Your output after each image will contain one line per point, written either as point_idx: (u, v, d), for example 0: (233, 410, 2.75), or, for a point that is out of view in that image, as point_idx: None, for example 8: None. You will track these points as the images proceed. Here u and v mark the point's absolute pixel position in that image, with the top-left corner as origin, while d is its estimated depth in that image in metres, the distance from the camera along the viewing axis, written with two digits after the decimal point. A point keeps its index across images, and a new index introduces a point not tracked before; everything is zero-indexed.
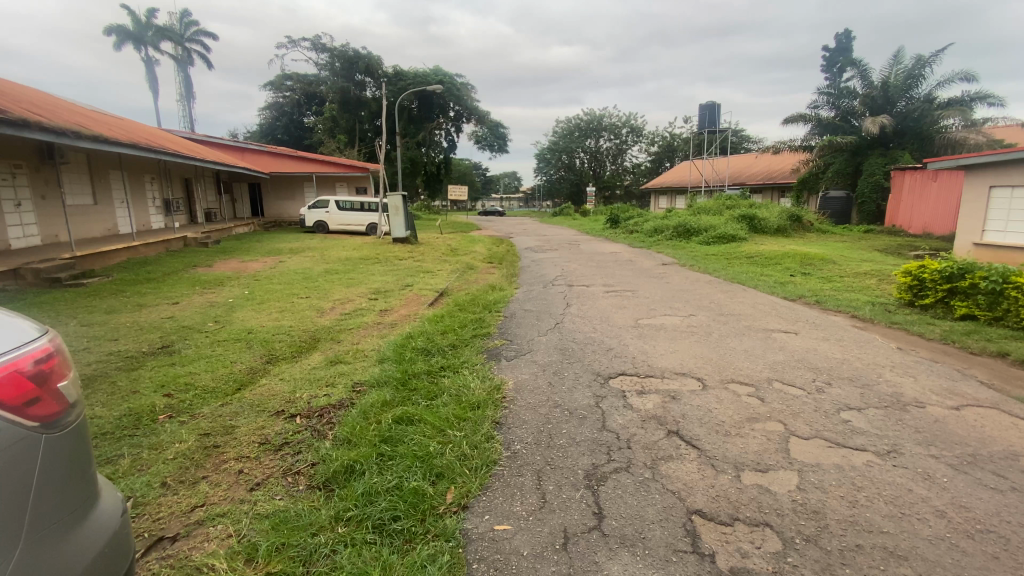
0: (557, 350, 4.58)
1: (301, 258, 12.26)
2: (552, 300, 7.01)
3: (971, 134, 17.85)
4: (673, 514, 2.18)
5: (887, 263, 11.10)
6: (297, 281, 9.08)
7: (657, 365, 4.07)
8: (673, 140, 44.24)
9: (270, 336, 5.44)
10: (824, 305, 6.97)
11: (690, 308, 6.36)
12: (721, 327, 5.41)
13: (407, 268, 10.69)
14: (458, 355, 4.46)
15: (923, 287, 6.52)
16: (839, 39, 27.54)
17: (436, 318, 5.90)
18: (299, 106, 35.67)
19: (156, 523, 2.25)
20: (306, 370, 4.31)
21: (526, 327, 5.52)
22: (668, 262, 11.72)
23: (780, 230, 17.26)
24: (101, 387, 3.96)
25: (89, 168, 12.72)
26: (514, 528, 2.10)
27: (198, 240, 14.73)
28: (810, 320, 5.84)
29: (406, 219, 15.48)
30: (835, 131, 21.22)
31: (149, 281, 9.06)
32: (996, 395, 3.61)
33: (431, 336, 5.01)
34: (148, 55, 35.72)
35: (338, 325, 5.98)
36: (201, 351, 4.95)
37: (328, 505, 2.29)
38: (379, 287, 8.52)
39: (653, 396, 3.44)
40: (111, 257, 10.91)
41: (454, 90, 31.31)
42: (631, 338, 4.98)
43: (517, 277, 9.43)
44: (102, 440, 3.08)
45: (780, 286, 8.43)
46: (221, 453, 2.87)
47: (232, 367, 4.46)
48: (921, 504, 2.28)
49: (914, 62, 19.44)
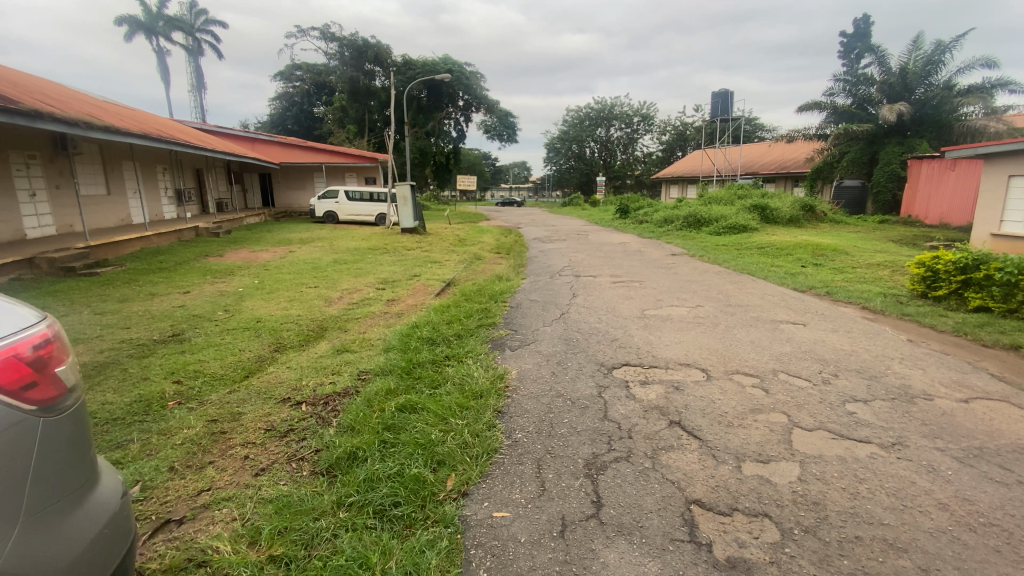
0: (562, 340, 4.58)
1: (311, 248, 12.37)
2: (559, 290, 7.00)
3: (992, 121, 17.42)
4: (672, 504, 2.18)
5: (901, 253, 10.93)
6: (305, 271, 9.16)
7: (661, 356, 4.06)
8: (685, 129, 43.74)
9: (278, 325, 5.51)
10: (835, 297, 6.87)
11: (697, 299, 6.31)
12: (729, 318, 5.35)
13: (415, 258, 10.75)
14: (463, 344, 4.49)
15: (936, 278, 6.44)
16: (857, 24, 26.89)
17: (443, 307, 5.93)
18: (309, 96, 35.65)
19: (163, 506, 2.31)
20: (312, 359, 4.37)
21: (531, 317, 5.53)
22: (678, 252, 11.67)
23: (792, 220, 17.06)
24: (113, 374, 4.05)
25: (101, 159, 12.89)
26: (512, 515, 2.12)
27: (209, 231, 14.88)
28: (818, 311, 5.79)
29: (414, 209, 15.48)
30: (850, 119, 20.74)
31: (161, 271, 9.20)
32: (1006, 388, 3.56)
33: (437, 326, 5.06)
34: (159, 45, 35.84)
35: (346, 314, 6.03)
36: (211, 339, 5.02)
37: (330, 491, 2.33)
38: (386, 278, 8.54)
39: (656, 387, 3.43)
40: (124, 247, 11.08)
41: (465, 79, 31.05)
42: (636, 328, 4.99)
43: (524, 268, 9.43)
44: (113, 425, 3.17)
45: (790, 277, 8.34)
46: (227, 438, 2.92)
47: (241, 355, 4.52)
48: (925, 497, 2.26)
49: (933, 48, 18.92)
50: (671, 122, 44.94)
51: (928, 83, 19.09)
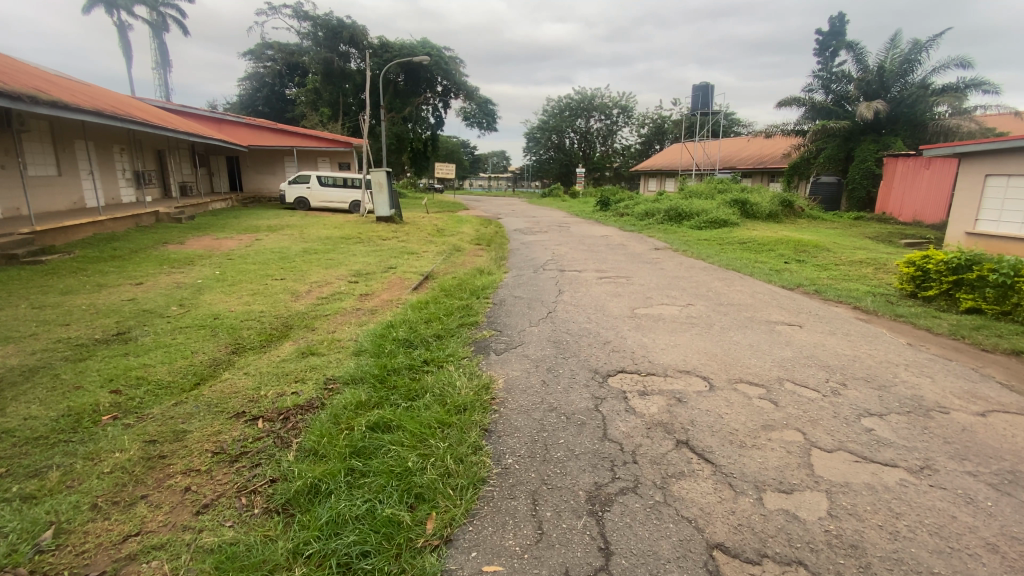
0: (551, 342, 4.23)
1: (279, 236, 11.73)
2: (543, 286, 6.65)
3: (964, 121, 17.77)
4: (692, 550, 1.87)
5: (880, 251, 10.96)
6: (272, 261, 8.60)
7: (658, 362, 3.74)
8: (663, 122, 43.77)
9: (238, 323, 5.03)
10: (825, 296, 6.69)
11: (687, 297, 6.03)
12: (722, 318, 5.08)
13: (390, 249, 10.25)
14: (443, 347, 4.11)
15: (926, 278, 6.35)
16: (833, 23, 27.17)
17: (421, 304, 5.52)
18: (281, 77, 34.31)
19: (79, 558, 1.92)
20: (274, 363, 3.94)
21: (516, 315, 5.17)
22: (660, 246, 11.47)
23: (771, 215, 17.08)
24: (42, 381, 3.53)
25: (51, 137, 11.97)
26: (506, 570, 1.77)
27: (171, 216, 14.09)
28: (813, 311, 5.60)
29: (390, 197, 14.89)
30: (828, 115, 20.87)
31: (113, 259, 8.51)
32: (1020, 399, 3.37)
33: (415, 325, 4.67)
34: (121, 19, 34.03)
35: (314, 310, 5.57)
36: (162, 339, 4.51)
37: (285, 536, 1.95)
38: (360, 270, 8.04)
39: (656, 398, 3.12)
40: (75, 232, 10.30)
41: (443, 64, 30.18)
42: (628, 329, 4.68)
43: (505, 261, 9.06)
44: (31, 447, 2.70)
45: (776, 274, 8.18)
46: (166, 465, 2.49)
47: (193, 358, 4.05)
48: (970, 536, 2.00)
49: (910, 46, 19.09)
50: (650, 114, 44.81)
51: (904, 81, 19.29)
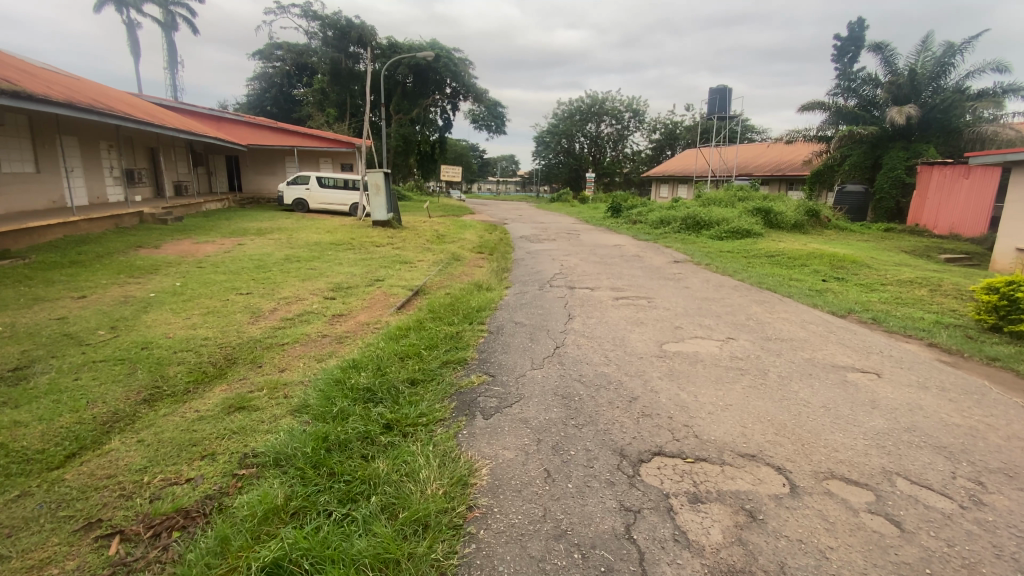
0: (559, 399, 3.18)
1: (265, 241, 10.78)
2: (550, 308, 5.64)
3: (1005, 129, 16.49)
4: None
5: (925, 269, 9.81)
6: (246, 270, 7.67)
7: (709, 437, 2.69)
8: (675, 127, 42.62)
9: (171, 354, 4.04)
10: (888, 327, 5.55)
11: (725, 328, 4.97)
12: (775, 362, 4.00)
13: (381, 257, 9.25)
14: (415, 403, 3.08)
15: (1014, 309, 5.21)
16: (853, 28, 26.06)
17: (399, 332, 4.48)
18: (289, 78, 33.65)
19: None
20: (187, 422, 2.94)
21: (515, 352, 4.13)
22: (679, 258, 10.42)
23: (796, 226, 15.98)
24: None
25: (30, 132, 11.19)
26: None
27: (157, 217, 13.24)
28: (883, 350, 4.50)
29: (387, 200, 13.92)
30: (854, 120, 19.64)
31: (72, 266, 7.63)
32: None
33: (385, 365, 3.64)
34: (132, 18, 33.72)
35: (270, 337, 4.57)
36: (60, 380, 3.52)
37: None
38: (340, 283, 7.04)
39: (718, 511, 2.08)
40: (43, 233, 9.43)
41: (451, 65, 29.26)
42: (658, 375, 3.64)
43: (507, 274, 8.05)
44: None
45: (818, 295, 7.08)
46: None
47: (86, 412, 3.07)
48: None
49: (944, 49, 17.93)
50: (662, 120, 43.66)
51: (936, 85, 18.06)
